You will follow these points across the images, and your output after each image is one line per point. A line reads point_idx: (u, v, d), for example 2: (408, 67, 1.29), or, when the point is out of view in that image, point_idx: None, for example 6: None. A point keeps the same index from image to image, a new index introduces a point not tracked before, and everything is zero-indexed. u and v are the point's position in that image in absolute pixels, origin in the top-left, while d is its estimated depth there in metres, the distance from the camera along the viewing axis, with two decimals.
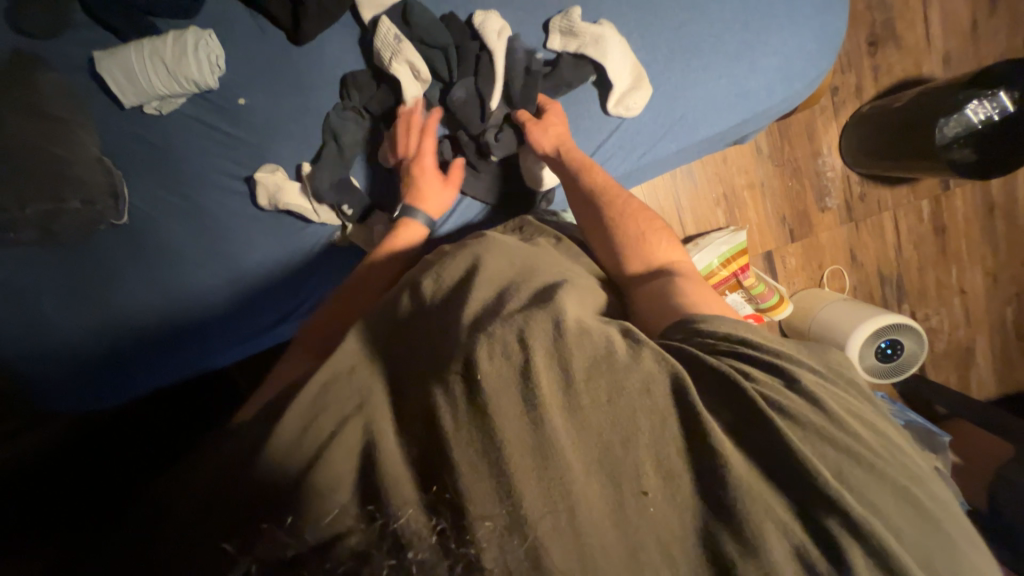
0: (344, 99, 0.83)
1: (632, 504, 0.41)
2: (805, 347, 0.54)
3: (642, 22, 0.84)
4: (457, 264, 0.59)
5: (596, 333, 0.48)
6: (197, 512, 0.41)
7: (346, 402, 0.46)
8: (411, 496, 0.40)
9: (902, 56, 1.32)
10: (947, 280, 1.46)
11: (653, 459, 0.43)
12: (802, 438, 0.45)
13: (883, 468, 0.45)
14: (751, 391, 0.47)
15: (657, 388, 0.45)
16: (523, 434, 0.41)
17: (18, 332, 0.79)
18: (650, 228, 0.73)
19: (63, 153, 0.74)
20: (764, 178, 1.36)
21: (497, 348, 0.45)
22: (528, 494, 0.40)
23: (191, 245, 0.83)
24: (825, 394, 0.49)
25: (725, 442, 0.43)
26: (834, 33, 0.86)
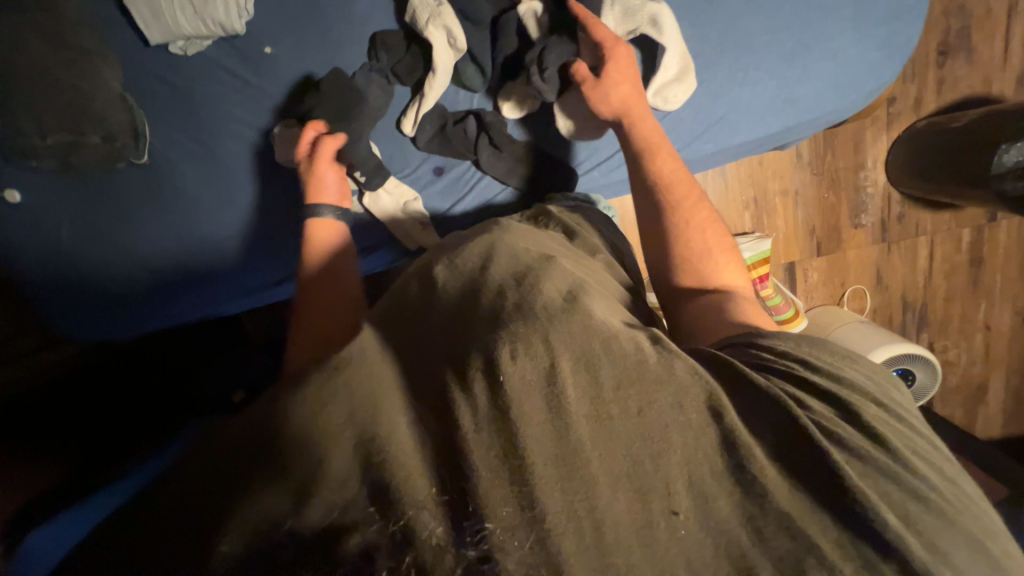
0: (371, 60, 0.80)
1: (663, 521, 0.41)
2: (849, 361, 0.55)
3: (695, 6, 0.77)
4: (472, 254, 0.58)
5: (625, 339, 0.48)
6: (216, 501, 0.40)
7: (363, 392, 0.43)
8: (425, 494, 0.39)
9: (972, 71, 1.23)
10: (972, 314, 1.40)
11: (685, 476, 0.42)
12: (845, 460, 0.45)
13: (926, 492, 0.45)
14: (794, 410, 0.47)
15: (688, 402, 0.45)
16: (545, 437, 0.41)
17: (34, 257, 0.80)
18: (714, 241, 0.71)
19: (85, 87, 0.74)
20: (799, 187, 1.30)
21: (524, 351, 0.44)
22: (551, 502, 0.39)
23: (202, 189, 0.83)
24: (870, 414, 0.50)
25: (764, 463, 0.44)
26: (902, 42, 0.79)
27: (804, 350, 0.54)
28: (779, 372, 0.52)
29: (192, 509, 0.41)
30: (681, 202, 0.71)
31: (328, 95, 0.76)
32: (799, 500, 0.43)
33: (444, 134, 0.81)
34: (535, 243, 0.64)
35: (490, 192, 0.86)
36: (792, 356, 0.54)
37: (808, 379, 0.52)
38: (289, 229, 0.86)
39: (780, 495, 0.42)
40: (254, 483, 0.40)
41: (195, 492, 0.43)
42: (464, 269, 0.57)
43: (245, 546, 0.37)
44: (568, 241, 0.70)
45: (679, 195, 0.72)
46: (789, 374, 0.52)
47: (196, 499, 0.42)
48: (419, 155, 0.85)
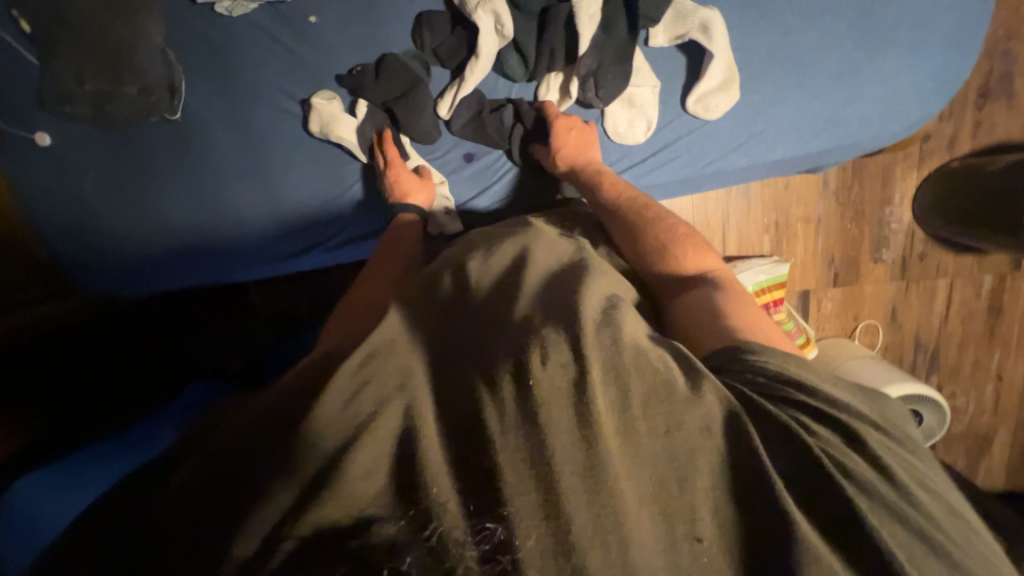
0: (416, 40, 0.80)
1: (687, 546, 0.40)
2: (845, 386, 0.53)
3: (746, 17, 0.76)
4: (504, 256, 0.59)
5: (654, 356, 0.47)
6: (234, 484, 0.40)
7: (389, 383, 0.44)
8: (449, 492, 0.39)
9: (1011, 115, 1.21)
10: (985, 363, 1.38)
11: (711, 503, 0.42)
12: (863, 500, 0.43)
13: (935, 532, 0.43)
14: (802, 437, 0.45)
15: (717, 427, 0.44)
16: (575, 450, 0.40)
17: (58, 208, 0.81)
18: (685, 235, 0.72)
19: (129, 37, 0.74)
20: (822, 215, 1.28)
21: (557, 357, 0.43)
22: (578, 516, 0.38)
23: (231, 157, 0.83)
24: (885, 453, 0.47)
25: (789, 496, 0.42)
26: (953, 75, 0.78)
27: (810, 375, 0.52)
28: (792, 401, 0.49)
29: (201, 479, 0.42)
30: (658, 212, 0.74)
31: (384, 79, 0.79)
32: (825, 539, 0.42)
33: (479, 120, 0.81)
34: (566, 250, 0.62)
35: (512, 189, 0.86)
36: (790, 381, 0.51)
37: (814, 406, 0.49)
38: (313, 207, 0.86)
39: (809, 530, 0.41)
40: (270, 466, 0.40)
41: (204, 462, 0.43)
42: (493, 266, 0.57)
43: (258, 528, 0.38)
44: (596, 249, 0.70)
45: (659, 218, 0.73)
46: (792, 399, 0.49)
47: (204, 470, 0.42)
48: (451, 140, 0.85)
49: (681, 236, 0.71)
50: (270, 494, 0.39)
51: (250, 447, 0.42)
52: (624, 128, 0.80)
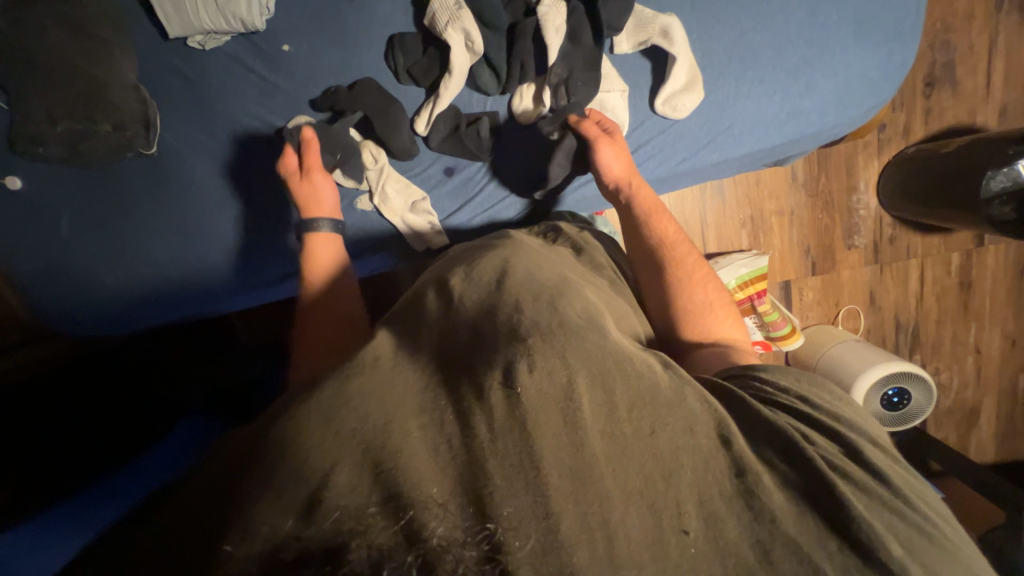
0: (389, 60, 0.81)
1: (673, 541, 0.39)
2: (841, 399, 0.55)
3: (703, 22, 0.80)
4: (490, 265, 0.58)
5: (638, 361, 0.49)
6: (208, 511, 0.38)
7: (376, 398, 0.44)
8: (431, 494, 0.37)
9: (957, 101, 1.29)
10: (964, 337, 1.42)
11: (695, 497, 0.41)
12: (847, 486, 0.44)
13: (929, 528, 0.43)
14: (800, 440, 0.46)
15: (699, 427, 0.45)
16: (561, 451, 0.40)
17: (29, 250, 0.79)
18: (713, 296, 0.72)
19: (101, 76, 0.74)
20: (794, 207, 1.33)
21: (541, 363, 0.44)
22: (566, 513, 0.38)
23: (211, 186, 0.83)
24: (870, 452, 0.48)
25: (769, 486, 0.43)
26: (900, 62, 0.83)
27: (801, 387, 0.55)
28: (782, 406, 0.53)
29: (186, 513, 0.39)
30: (679, 256, 0.74)
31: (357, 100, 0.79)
32: (809, 528, 0.41)
33: (457, 135, 0.82)
34: (548, 261, 0.62)
35: (493, 204, 0.88)
36: (792, 393, 0.54)
37: (804, 413, 0.52)
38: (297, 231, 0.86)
39: (788, 522, 0.41)
40: (254, 489, 0.38)
41: (192, 496, 0.41)
42: (481, 280, 0.56)
43: (238, 551, 0.34)
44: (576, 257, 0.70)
45: (678, 253, 0.74)
46: (786, 406, 0.52)
47: (190, 504, 0.40)
48: (431, 156, 0.86)
49: (666, 261, 0.73)
50: (252, 518, 0.36)
51: (237, 474, 0.40)
52: None
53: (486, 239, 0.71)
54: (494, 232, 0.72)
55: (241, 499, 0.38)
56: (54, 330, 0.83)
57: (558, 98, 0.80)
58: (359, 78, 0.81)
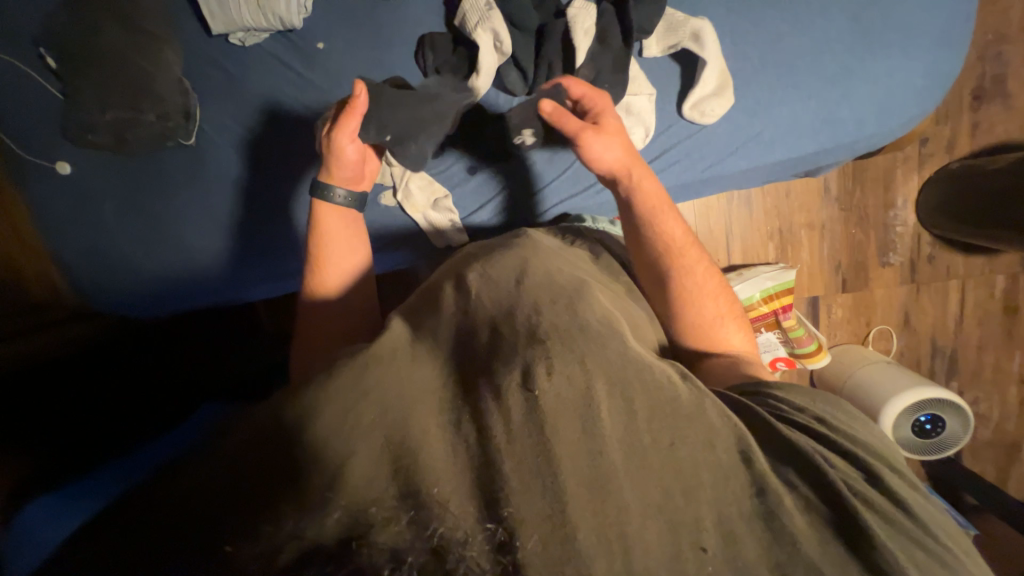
0: (419, 59, 0.83)
1: (692, 558, 0.38)
2: (859, 421, 0.54)
3: (737, 26, 0.79)
4: (508, 266, 0.56)
5: (658, 370, 0.47)
6: (220, 492, 0.37)
7: (393, 391, 0.43)
8: (449, 495, 0.37)
9: (1008, 116, 1.22)
10: (1007, 366, 1.34)
11: (714, 514, 0.40)
12: (869, 515, 0.43)
13: (949, 559, 0.42)
14: (822, 464, 0.45)
15: (720, 442, 0.43)
16: (580, 459, 0.40)
17: (76, 232, 0.83)
18: (727, 306, 0.71)
19: (149, 68, 0.78)
20: (825, 221, 1.28)
21: (560, 368, 0.43)
22: (584, 522, 0.37)
23: (245, 178, 0.86)
24: (891, 478, 0.47)
25: (791, 509, 0.41)
26: (947, 71, 0.80)
27: (818, 407, 0.54)
28: (800, 426, 0.51)
29: (191, 485, 0.38)
30: (688, 262, 0.70)
31: None
32: (830, 553, 0.40)
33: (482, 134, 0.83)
34: (566, 263, 0.61)
35: (514, 203, 0.89)
36: (809, 414, 0.53)
37: (823, 433, 0.50)
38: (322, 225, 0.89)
39: (810, 547, 0.40)
40: (266, 475, 0.38)
41: (197, 469, 0.40)
42: (497, 280, 0.54)
43: (247, 546, 0.34)
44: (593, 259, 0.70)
45: (689, 259, 0.70)
46: (804, 426, 0.51)
47: (195, 476, 0.39)
48: (454, 155, 0.87)
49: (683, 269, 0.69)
50: (263, 506, 0.36)
51: (246, 450, 0.39)
52: None
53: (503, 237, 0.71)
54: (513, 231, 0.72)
55: (251, 485, 0.37)
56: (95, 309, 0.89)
57: None
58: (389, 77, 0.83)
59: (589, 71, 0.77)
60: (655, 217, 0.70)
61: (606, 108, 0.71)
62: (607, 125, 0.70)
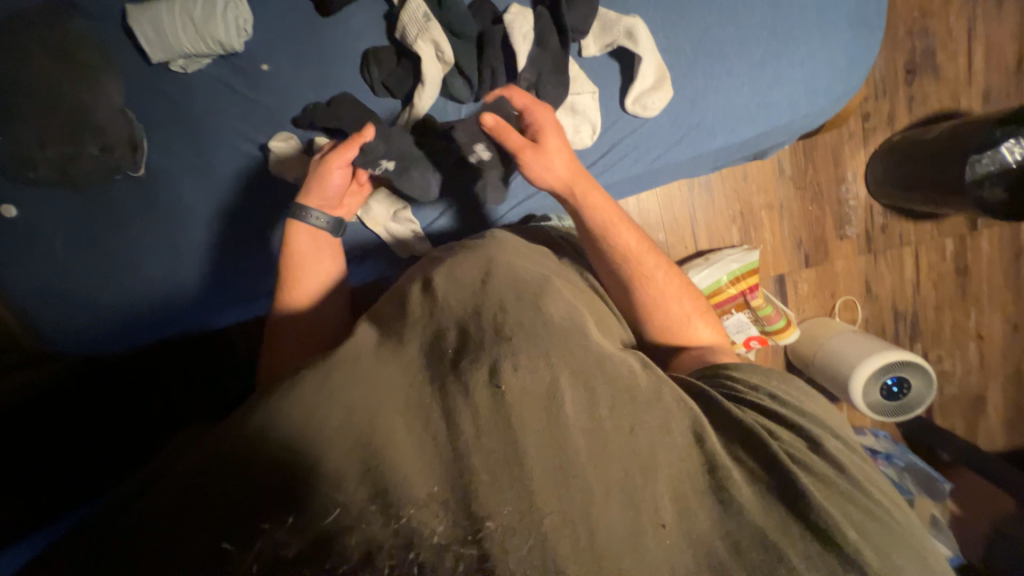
0: (364, 74, 0.83)
1: (651, 533, 0.39)
2: (803, 396, 0.59)
3: (668, 20, 0.82)
4: (473, 269, 0.57)
5: (619, 362, 0.49)
6: (172, 514, 0.35)
7: (360, 391, 0.43)
8: (423, 492, 0.37)
9: (939, 87, 1.29)
10: (963, 323, 1.41)
11: (670, 491, 0.42)
12: (810, 480, 0.45)
13: (886, 516, 0.45)
14: (765, 439, 0.48)
15: (675, 425, 0.46)
16: (544, 449, 0.40)
17: (26, 269, 0.81)
18: (691, 303, 0.73)
19: (88, 101, 0.77)
20: (783, 200, 1.33)
21: (525, 363, 0.44)
22: (548, 506, 0.38)
23: (199, 201, 0.84)
24: (828, 444, 0.50)
25: (739, 480, 0.44)
26: (866, 50, 0.84)
27: (771, 386, 0.58)
28: (753, 405, 0.55)
29: (154, 500, 0.36)
30: (647, 269, 0.72)
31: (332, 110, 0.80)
32: (774, 516, 0.42)
33: (432, 141, 0.84)
34: (532, 260, 0.64)
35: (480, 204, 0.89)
36: (763, 393, 0.57)
37: (775, 412, 0.54)
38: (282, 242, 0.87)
39: (756, 513, 0.42)
40: (237, 482, 0.36)
41: (165, 484, 0.38)
42: (465, 283, 0.54)
43: (243, 547, 0.33)
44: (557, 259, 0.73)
45: (649, 256, 0.73)
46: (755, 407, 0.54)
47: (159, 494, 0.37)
48: None
49: (646, 277, 0.72)
50: (242, 513, 0.34)
51: (213, 458, 0.38)
52: (570, 135, 0.83)
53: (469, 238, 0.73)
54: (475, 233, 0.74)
55: (225, 491, 0.36)
56: (51, 351, 0.85)
57: None
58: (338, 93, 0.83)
59: (531, 75, 0.79)
60: (611, 229, 0.71)
61: (547, 119, 0.71)
62: (550, 140, 0.71)
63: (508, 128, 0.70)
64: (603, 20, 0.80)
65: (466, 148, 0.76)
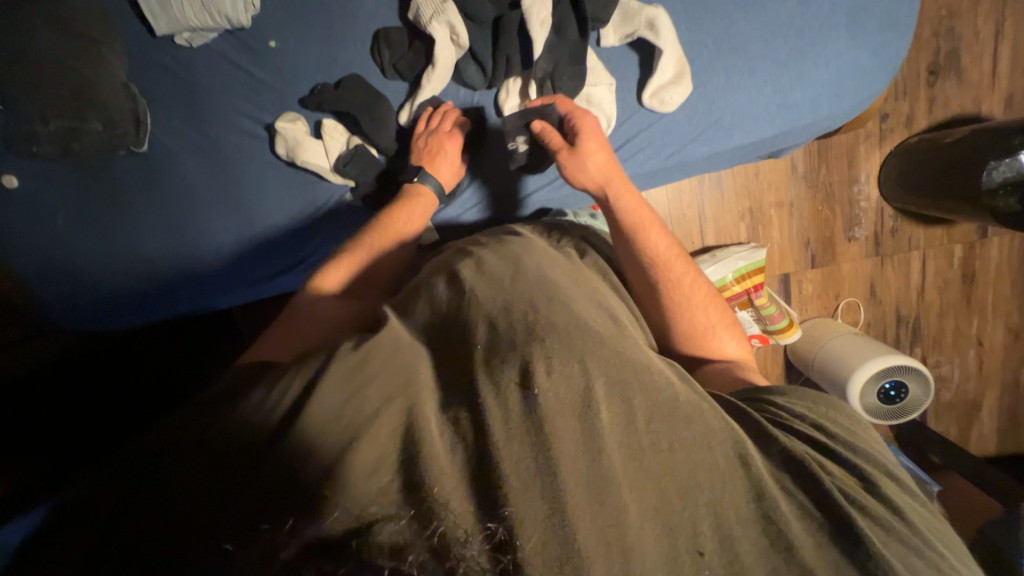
0: (375, 55, 0.81)
1: (688, 561, 0.38)
2: (859, 427, 0.56)
3: (692, 13, 0.79)
4: (503, 264, 0.57)
5: (656, 372, 0.49)
6: (192, 498, 0.35)
7: (391, 386, 0.42)
8: (450, 488, 0.37)
9: (962, 90, 1.26)
10: (965, 330, 1.40)
11: (711, 516, 0.40)
12: (861, 517, 0.44)
13: (946, 567, 0.43)
14: (818, 471, 0.46)
15: (717, 445, 0.44)
16: (577, 463, 0.39)
17: (29, 240, 0.80)
18: (716, 315, 0.72)
19: (90, 74, 0.74)
20: (793, 199, 1.31)
21: (559, 367, 0.43)
22: (583, 526, 0.37)
23: (205, 181, 0.83)
24: (888, 488, 0.48)
25: (787, 514, 0.42)
26: (894, 52, 0.81)
27: (821, 415, 0.55)
28: (798, 434, 0.53)
29: (182, 480, 0.37)
30: (675, 274, 0.71)
31: (347, 91, 0.79)
32: (820, 550, 0.41)
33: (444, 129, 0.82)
34: (563, 266, 0.61)
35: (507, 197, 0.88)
36: (809, 423, 0.54)
37: (822, 442, 0.52)
38: (306, 230, 0.87)
39: (808, 552, 0.40)
40: (263, 468, 0.37)
41: (191, 459, 0.38)
42: (495, 278, 0.55)
43: (243, 546, 0.32)
44: (580, 258, 0.69)
45: (675, 261, 0.71)
46: (802, 435, 0.52)
47: (181, 469, 0.38)
48: None
49: (673, 278, 0.70)
50: (257, 502, 0.34)
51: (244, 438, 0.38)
52: None
53: (494, 233, 0.71)
54: (501, 228, 0.72)
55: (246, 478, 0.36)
56: (51, 326, 0.83)
57: (544, 92, 0.79)
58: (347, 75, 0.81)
59: (546, 65, 0.77)
60: (644, 233, 0.71)
61: (586, 122, 0.73)
62: (589, 141, 0.72)
63: (550, 130, 0.74)
64: (623, 9, 0.77)
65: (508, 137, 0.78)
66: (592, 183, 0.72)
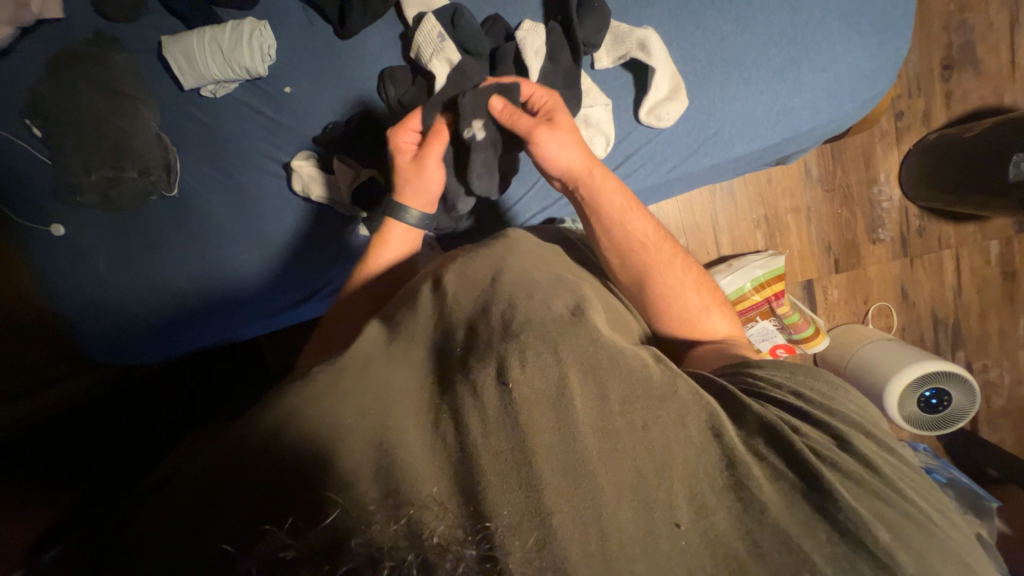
0: (381, 93, 0.85)
1: (664, 533, 0.39)
2: (838, 391, 0.55)
3: (683, 31, 0.81)
4: (484, 267, 0.58)
5: (630, 355, 0.48)
6: (186, 517, 0.35)
7: (369, 391, 0.43)
8: (429, 493, 0.37)
9: (980, 83, 1.22)
10: (1012, 331, 1.32)
11: (685, 488, 0.40)
12: (834, 476, 0.43)
13: (919, 514, 0.43)
14: (790, 434, 0.45)
15: (691, 420, 0.44)
16: (555, 449, 0.40)
17: (66, 280, 0.85)
18: (706, 295, 0.72)
19: (128, 127, 0.83)
20: (810, 204, 1.28)
21: (533, 359, 0.43)
22: (558, 506, 0.38)
23: (230, 220, 0.88)
24: (860, 442, 0.48)
25: (759, 477, 0.42)
26: (893, 52, 0.81)
27: (797, 381, 0.55)
28: (776, 401, 0.52)
29: (178, 496, 0.37)
30: (664, 257, 0.71)
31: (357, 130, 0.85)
32: (797, 514, 0.41)
33: None
34: (548, 266, 0.63)
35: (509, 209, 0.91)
36: (786, 390, 0.54)
37: (797, 407, 0.51)
38: (326, 254, 0.91)
39: (779, 513, 0.40)
40: (254, 476, 0.37)
41: (187, 476, 0.38)
42: (479, 283, 0.55)
43: (244, 548, 0.33)
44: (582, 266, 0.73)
45: (660, 243, 0.71)
46: (781, 403, 0.51)
47: (176, 488, 0.38)
48: None
49: (664, 261, 0.71)
50: (252, 507, 0.35)
51: (235, 453, 0.39)
52: None
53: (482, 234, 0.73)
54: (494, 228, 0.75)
55: (240, 490, 0.36)
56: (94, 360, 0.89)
57: None
58: (356, 113, 0.87)
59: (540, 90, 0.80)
60: (630, 210, 0.71)
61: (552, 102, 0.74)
62: (562, 119, 0.72)
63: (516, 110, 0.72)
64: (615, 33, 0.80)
65: (464, 122, 0.72)
66: (576, 158, 0.71)
